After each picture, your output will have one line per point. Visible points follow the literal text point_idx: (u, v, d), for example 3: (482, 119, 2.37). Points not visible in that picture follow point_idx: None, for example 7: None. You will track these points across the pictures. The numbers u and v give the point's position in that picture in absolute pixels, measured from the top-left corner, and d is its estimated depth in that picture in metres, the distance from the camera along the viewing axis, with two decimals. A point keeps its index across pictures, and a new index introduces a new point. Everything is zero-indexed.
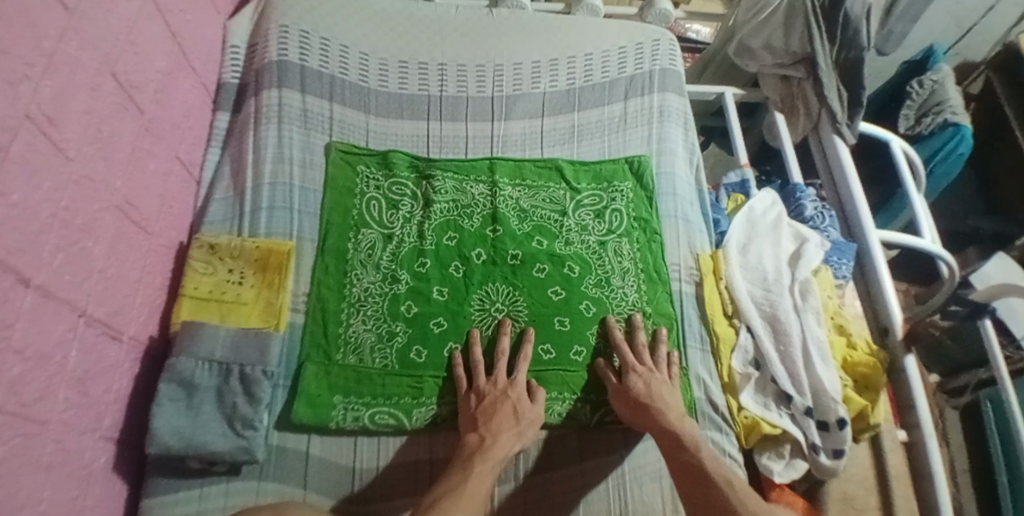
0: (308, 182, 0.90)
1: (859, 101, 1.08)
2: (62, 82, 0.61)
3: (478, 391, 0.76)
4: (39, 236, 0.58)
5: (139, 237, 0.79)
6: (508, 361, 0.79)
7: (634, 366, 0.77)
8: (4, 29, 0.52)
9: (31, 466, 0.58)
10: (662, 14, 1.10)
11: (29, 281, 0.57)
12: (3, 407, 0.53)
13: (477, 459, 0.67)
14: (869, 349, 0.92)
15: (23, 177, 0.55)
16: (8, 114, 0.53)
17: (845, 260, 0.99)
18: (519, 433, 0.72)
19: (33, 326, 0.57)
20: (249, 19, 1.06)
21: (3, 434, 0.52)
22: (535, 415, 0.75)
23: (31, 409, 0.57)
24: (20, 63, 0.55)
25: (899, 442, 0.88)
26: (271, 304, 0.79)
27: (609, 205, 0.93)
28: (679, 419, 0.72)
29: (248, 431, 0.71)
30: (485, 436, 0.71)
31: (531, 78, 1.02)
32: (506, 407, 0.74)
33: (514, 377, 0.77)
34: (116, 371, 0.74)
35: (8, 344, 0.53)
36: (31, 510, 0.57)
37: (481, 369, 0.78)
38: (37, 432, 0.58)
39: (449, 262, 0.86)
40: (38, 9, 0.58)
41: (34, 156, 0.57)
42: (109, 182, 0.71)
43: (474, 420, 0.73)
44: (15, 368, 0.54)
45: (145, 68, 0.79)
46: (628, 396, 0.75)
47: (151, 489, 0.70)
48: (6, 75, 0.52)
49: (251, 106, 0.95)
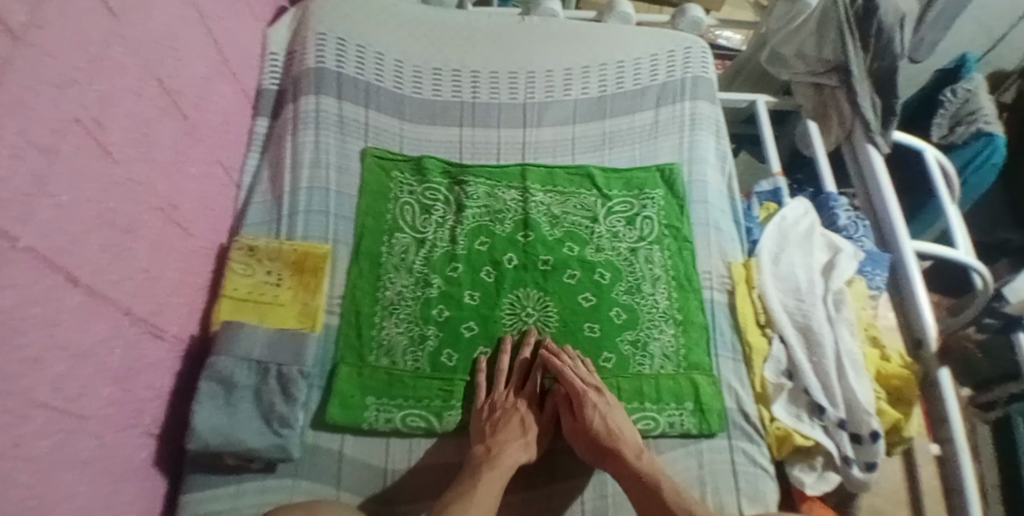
0: (343, 188, 0.92)
1: (893, 110, 1.06)
2: (107, 87, 0.64)
3: (491, 402, 0.77)
4: (83, 236, 0.61)
5: (181, 239, 0.81)
6: (520, 375, 0.80)
7: (590, 399, 0.75)
8: (52, 34, 0.55)
9: (72, 461, 0.60)
10: (693, 22, 1.10)
11: (75, 280, 0.59)
12: (46, 402, 0.55)
13: (484, 468, 0.68)
14: (903, 362, 0.90)
15: (68, 178, 0.58)
16: (55, 117, 0.56)
17: (879, 270, 0.97)
18: (525, 443, 0.74)
19: (77, 323, 0.60)
20: (287, 26, 1.09)
21: (46, 429, 0.56)
22: (539, 429, 0.77)
23: (74, 404, 0.60)
24: (68, 68, 0.57)
25: (932, 456, 0.87)
26: (307, 306, 0.81)
27: (639, 212, 0.93)
28: (638, 455, 0.71)
29: (284, 429, 0.72)
30: (492, 446, 0.72)
31: (562, 85, 1.03)
32: (514, 420, 0.75)
33: (525, 391, 0.79)
34: (157, 369, 0.76)
35: (52, 341, 0.56)
36: (69, 505, 0.60)
37: (499, 377, 0.79)
38: (79, 427, 0.61)
39: (481, 267, 0.87)
40: (86, 16, 0.60)
41: (80, 159, 0.60)
42: (153, 185, 0.74)
43: (482, 432, 0.74)
44: (58, 364, 0.57)
45: (187, 74, 0.82)
46: (586, 435, 0.74)
47: (189, 484, 0.73)
48: (52, 79, 0.55)
49: (289, 112, 0.97)
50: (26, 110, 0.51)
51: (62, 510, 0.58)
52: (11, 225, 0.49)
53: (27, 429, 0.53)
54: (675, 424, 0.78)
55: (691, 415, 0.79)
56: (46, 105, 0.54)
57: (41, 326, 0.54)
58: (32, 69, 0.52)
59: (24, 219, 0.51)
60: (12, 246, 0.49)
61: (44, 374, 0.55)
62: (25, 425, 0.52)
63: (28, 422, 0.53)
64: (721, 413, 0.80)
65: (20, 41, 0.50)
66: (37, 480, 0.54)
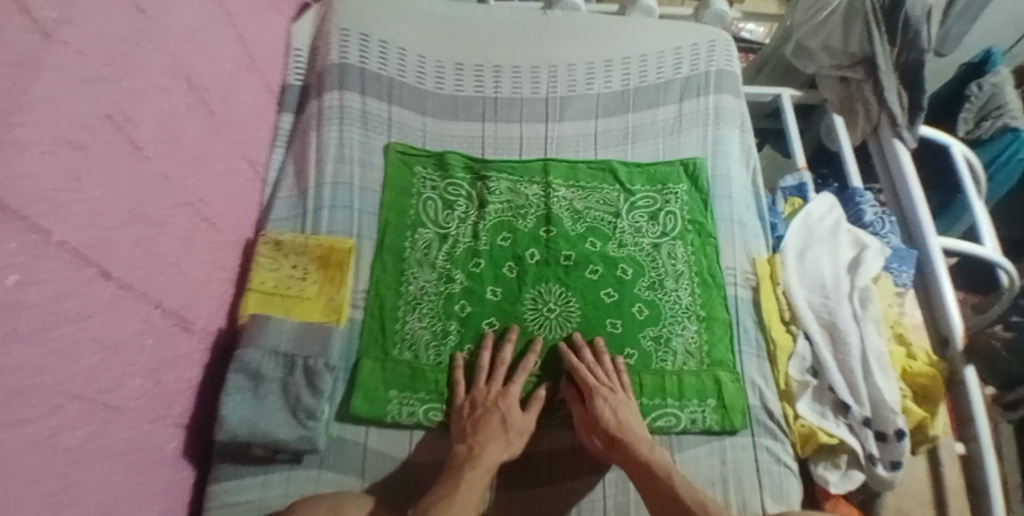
0: (367, 184, 0.93)
1: (920, 104, 1.04)
2: (136, 84, 0.65)
3: (472, 398, 0.76)
4: (115, 232, 0.62)
5: (209, 234, 0.82)
6: (503, 371, 0.78)
7: (600, 391, 0.75)
8: (83, 31, 0.56)
9: (104, 451, 0.62)
10: (718, 15, 1.09)
11: (107, 274, 0.61)
12: (80, 394, 0.57)
13: (466, 469, 0.67)
14: (929, 360, 0.89)
15: (99, 175, 0.59)
16: (87, 114, 0.57)
17: (906, 267, 0.96)
18: (507, 442, 0.72)
19: (110, 317, 0.61)
20: (311, 23, 1.09)
21: (79, 421, 0.57)
22: (525, 425, 0.75)
23: (107, 395, 0.61)
24: (98, 65, 0.58)
25: (957, 455, 0.87)
26: (332, 300, 0.82)
27: (663, 207, 0.92)
28: (651, 449, 0.71)
29: (311, 422, 0.74)
30: (473, 446, 0.71)
31: (585, 79, 1.02)
32: (495, 417, 0.73)
33: (508, 386, 0.77)
34: (187, 361, 0.78)
35: (85, 334, 0.57)
36: (102, 494, 0.61)
37: (480, 373, 0.78)
38: (112, 418, 0.63)
39: (503, 262, 0.87)
40: (116, 14, 0.61)
41: (111, 154, 0.61)
42: (182, 181, 0.75)
43: (463, 431, 0.73)
44: (92, 357, 0.59)
45: (215, 71, 0.83)
46: (597, 428, 0.73)
47: (217, 474, 0.74)
48: (83, 76, 0.56)
49: (313, 108, 0.98)
50: (57, 107, 0.52)
51: (94, 499, 0.60)
52: (44, 220, 0.50)
53: (61, 420, 0.54)
54: (697, 421, 0.78)
55: (714, 412, 0.78)
56: (78, 101, 0.55)
57: (74, 319, 0.56)
58: (63, 66, 0.53)
59: (57, 214, 0.53)
60: (46, 241, 0.51)
61: (78, 366, 0.57)
62: (59, 416, 0.54)
63: (61, 413, 0.54)
64: (745, 410, 0.79)
65: (51, 39, 0.51)
66: (70, 470, 0.56)
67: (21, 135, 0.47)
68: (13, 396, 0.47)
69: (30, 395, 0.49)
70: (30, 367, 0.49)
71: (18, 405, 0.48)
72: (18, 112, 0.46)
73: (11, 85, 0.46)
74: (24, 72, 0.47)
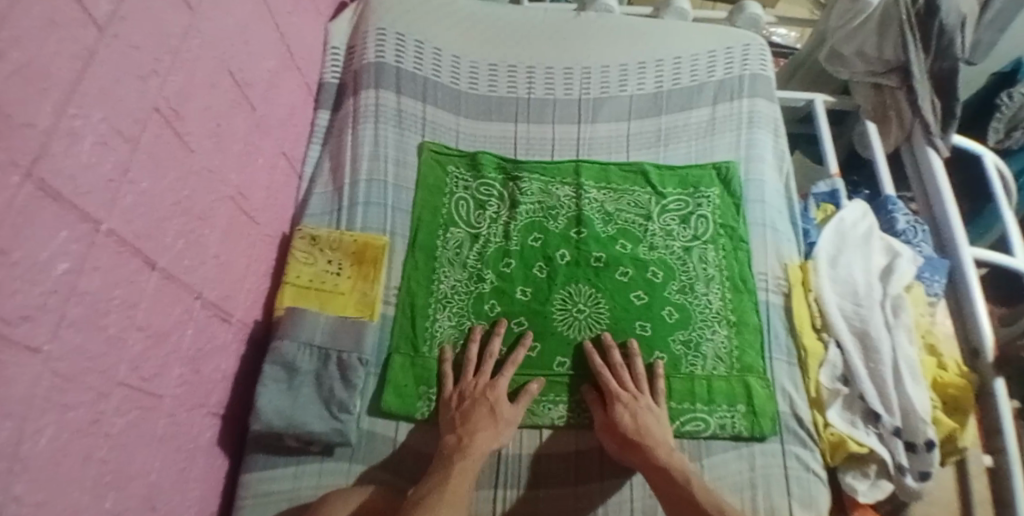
0: (401, 181, 0.94)
1: (954, 113, 1.03)
2: (185, 78, 0.67)
3: (460, 390, 0.77)
4: (162, 223, 0.64)
5: (248, 227, 0.83)
6: (492, 364, 0.79)
7: (619, 396, 0.75)
8: (136, 26, 0.58)
9: (146, 438, 0.63)
10: (752, 19, 1.09)
11: (153, 264, 0.62)
12: (125, 381, 0.59)
13: (457, 458, 0.68)
14: (959, 371, 0.88)
15: (148, 167, 0.61)
16: (138, 107, 0.58)
17: (938, 276, 0.94)
18: (496, 433, 0.73)
19: (154, 306, 0.63)
20: (348, 21, 1.11)
21: (123, 407, 0.59)
22: (514, 417, 0.75)
23: (150, 383, 0.63)
24: (149, 59, 0.60)
25: (984, 468, 0.85)
26: (366, 295, 0.83)
27: (694, 211, 0.92)
28: (670, 454, 0.71)
29: (343, 415, 0.75)
30: (463, 435, 0.71)
31: (618, 81, 1.03)
32: (483, 408, 0.74)
33: (496, 378, 0.77)
34: (224, 351, 0.79)
35: (131, 322, 0.59)
36: (142, 480, 0.63)
37: (468, 366, 0.79)
38: (154, 405, 0.64)
39: (534, 263, 0.88)
40: (166, 9, 0.63)
41: (160, 147, 0.63)
42: (225, 175, 0.76)
43: (453, 421, 0.74)
44: (137, 344, 0.60)
45: (257, 68, 0.84)
46: (616, 433, 0.73)
47: (251, 464, 0.75)
48: (135, 70, 0.58)
49: (349, 106, 1.00)
50: (111, 99, 0.54)
51: (135, 485, 0.61)
52: (95, 210, 0.52)
53: (107, 406, 0.56)
54: (726, 426, 0.78)
55: (743, 417, 0.78)
56: (130, 94, 0.57)
57: (122, 308, 0.58)
58: (115, 59, 0.55)
59: (109, 204, 0.54)
60: (97, 230, 0.53)
61: (124, 352, 0.58)
62: (105, 402, 0.56)
63: (107, 399, 0.56)
64: (774, 416, 0.79)
65: (105, 32, 0.53)
66: (113, 456, 0.58)
67: (74, 126, 0.49)
68: (61, 381, 0.49)
69: (77, 381, 0.51)
70: (78, 353, 0.51)
71: (65, 390, 0.50)
72: (73, 104, 0.49)
73: (69, 77, 0.48)
74: (79, 64, 0.49)
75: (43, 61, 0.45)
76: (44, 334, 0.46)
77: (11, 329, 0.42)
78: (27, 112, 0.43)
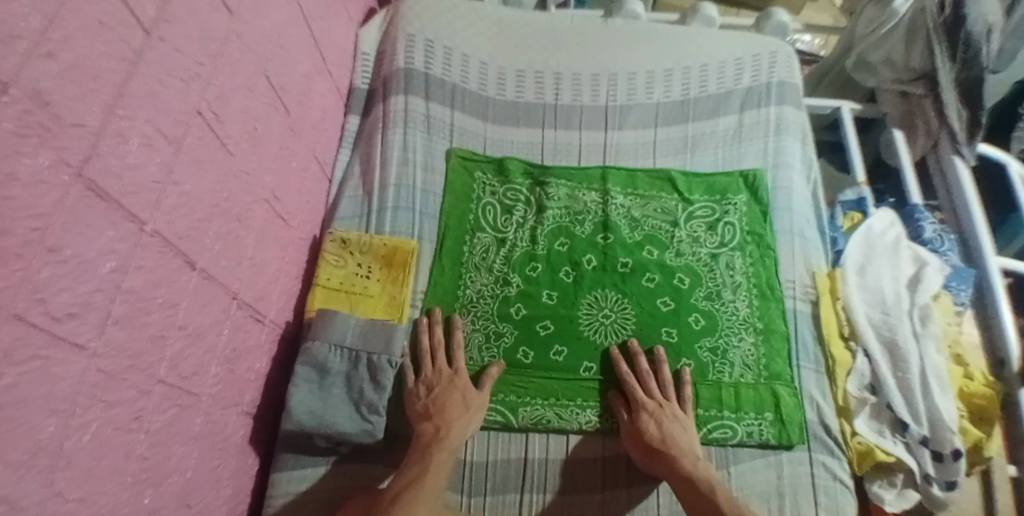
0: (429, 186, 0.95)
1: (980, 122, 1.02)
2: (225, 82, 0.68)
3: (426, 381, 0.79)
4: (202, 225, 0.65)
5: (281, 229, 0.85)
6: (445, 353, 0.81)
7: (644, 404, 0.76)
8: (179, 30, 0.59)
9: (182, 435, 0.64)
10: (778, 26, 1.10)
11: (193, 264, 0.63)
12: (164, 380, 0.60)
13: (433, 449, 0.71)
14: (986, 381, 0.86)
15: (191, 168, 0.62)
16: (182, 109, 0.60)
17: (965, 286, 0.94)
18: (469, 419, 0.75)
19: (194, 305, 0.64)
20: (378, 27, 1.12)
21: (162, 404, 0.60)
22: (482, 402, 0.77)
23: (187, 381, 0.64)
24: (192, 63, 0.61)
25: (1009, 477, 0.85)
26: (395, 298, 0.84)
27: (721, 218, 0.93)
28: (696, 464, 0.71)
29: (373, 416, 0.75)
30: (440, 425, 0.73)
31: (644, 88, 1.03)
32: (454, 396, 0.76)
33: (456, 365, 0.80)
34: (257, 351, 0.80)
35: (171, 321, 0.60)
36: (178, 477, 0.64)
37: (425, 357, 0.81)
38: (191, 403, 0.65)
39: (560, 267, 0.89)
40: (209, 14, 0.64)
41: (202, 150, 0.64)
42: (261, 178, 0.78)
43: (426, 410, 0.75)
44: (176, 342, 0.61)
45: (292, 73, 0.86)
46: (641, 440, 0.73)
47: (281, 463, 0.76)
48: (179, 73, 0.59)
49: (379, 111, 1.01)
50: (156, 100, 0.55)
51: (171, 482, 0.62)
52: (140, 210, 0.53)
53: (146, 403, 0.57)
54: (753, 434, 0.78)
55: (771, 425, 0.78)
56: (175, 97, 0.58)
57: (164, 307, 0.59)
58: (161, 62, 0.56)
59: (153, 205, 0.56)
60: (141, 230, 0.54)
61: (164, 350, 0.59)
62: (145, 400, 0.57)
63: (146, 396, 0.57)
64: (802, 424, 0.79)
65: (151, 35, 0.54)
66: (152, 454, 0.59)
67: (122, 127, 0.50)
68: (104, 379, 0.50)
69: (120, 378, 0.52)
70: (122, 351, 0.52)
71: (108, 387, 0.51)
72: (121, 105, 0.50)
73: (117, 80, 0.49)
74: (127, 66, 0.51)
75: (93, 62, 0.46)
76: (89, 331, 0.47)
77: (57, 326, 0.43)
78: (78, 112, 0.44)
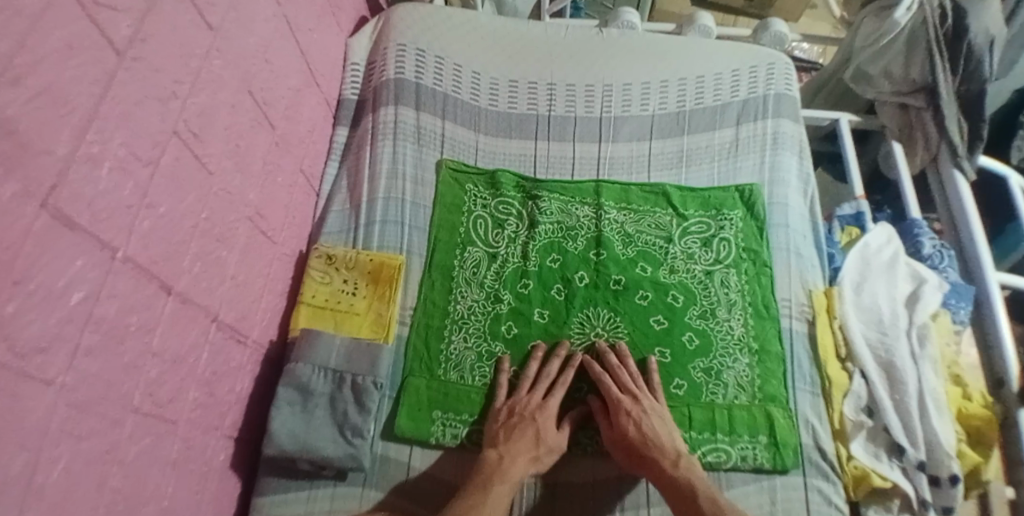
0: (419, 199, 0.93)
1: (980, 134, 1.01)
2: (206, 99, 0.65)
3: (512, 404, 0.76)
4: (180, 246, 0.62)
5: (266, 247, 0.82)
6: (546, 385, 0.77)
7: (625, 406, 0.73)
8: (157, 47, 0.56)
9: (159, 463, 0.62)
10: (776, 36, 1.08)
11: (170, 288, 0.61)
12: (139, 409, 0.57)
13: (495, 482, 0.67)
14: (985, 402, 0.84)
15: (168, 189, 0.60)
16: (159, 129, 0.57)
17: (964, 304, 0.92)
18: (535, 458, 0.71)
19: (171, 330, 0.62)
20: (368, 36, 1.09)
21: (137, 433, 0.57)
22: (558, 444, 0.73)
23: (164, 409, 0.62)
24: (170, 81, 0.59)
25: (1006, 501, 0.84)
26: (381, 316, 0.83)
27: (716, 233, 0.91)
28: (677, 462, 0.69)
29: (357, 440, 0.73)
30: (504, 455, 0.70)
31: (639, 100, 1.01)
32: (529, 431, 0.72)
33: (550, 399, 0.76)
34: (240, 373, 0.78)
35: (147, 348, 0.58)
36: (156, 505, 0.61)
37: (525, 382, 0.78)
38: (168, 430, 0.63)
39: (552, 284, 0.87)
40: (189, 29, 0.62)
41: (179, 169, 0.61)
42: (244, 195, 0.76)
43: (498, 436, 0.73)
44: (152, 369, 0.59)
45: (279, 86, 0.84)
46: (622, 442, 0.72)
47: (263, 487, 0.74)
48: (155, 92, 0.56)
49: (368, 124, 0.99)
50: (131, 121, 0.53)
51: (149, 511, 0.60)
52: (112, 236, 0.51)
53: (120, 434, 0.55)
54: (747, 458, 0.76)
55: (764, 449, 0.76)
56: (151, 115, 0.56)
57: (139, 334, 0.56)
58: (136, 81, 0.53)
59: (127, 229, 0.53)
60: (114, 257, 0.52)
61: (140, 378, 0.57)
62: (119, 431, 0.54)
63: (120, 426, 0.54)
64: (796, 448, 0.77)
65: (125, 55, 0.52)
66: (127, 483, 0.56)
67: (93, 152, 0.48)
68: (74, 413, 0.48)
69: (91, 411, 0.50)
70: (94, 382, 0.50)
71: (80, 420, 0.49)
72: (92, 129, 0.48)
73: (89, 104, 0.47)
74: (100, 88, 0.48)
75: (64, 85, 0.44)
76: (58, 366, 0.45)
77: (24, 363, 0.41)
78: (45, 138, 0.42)
